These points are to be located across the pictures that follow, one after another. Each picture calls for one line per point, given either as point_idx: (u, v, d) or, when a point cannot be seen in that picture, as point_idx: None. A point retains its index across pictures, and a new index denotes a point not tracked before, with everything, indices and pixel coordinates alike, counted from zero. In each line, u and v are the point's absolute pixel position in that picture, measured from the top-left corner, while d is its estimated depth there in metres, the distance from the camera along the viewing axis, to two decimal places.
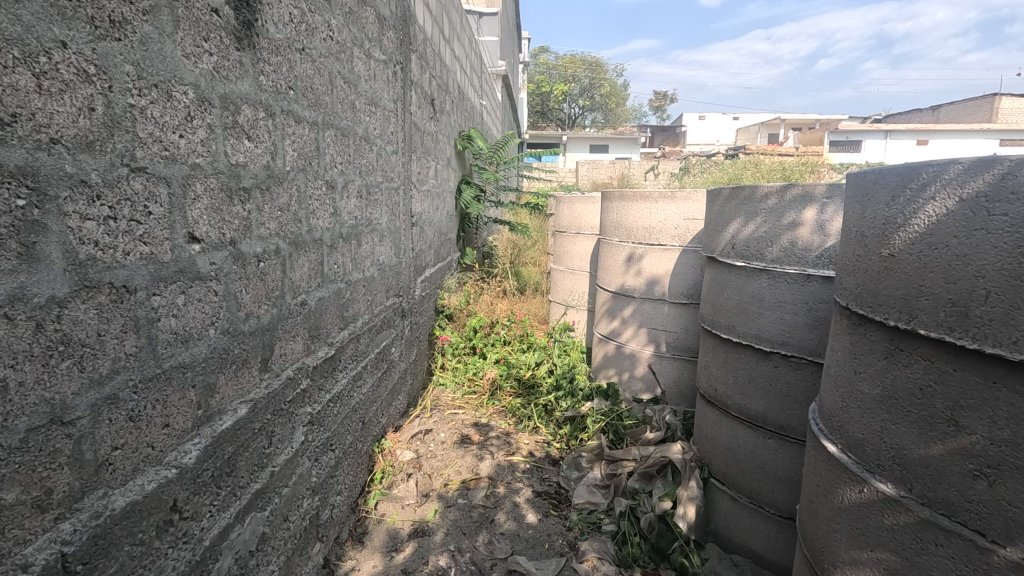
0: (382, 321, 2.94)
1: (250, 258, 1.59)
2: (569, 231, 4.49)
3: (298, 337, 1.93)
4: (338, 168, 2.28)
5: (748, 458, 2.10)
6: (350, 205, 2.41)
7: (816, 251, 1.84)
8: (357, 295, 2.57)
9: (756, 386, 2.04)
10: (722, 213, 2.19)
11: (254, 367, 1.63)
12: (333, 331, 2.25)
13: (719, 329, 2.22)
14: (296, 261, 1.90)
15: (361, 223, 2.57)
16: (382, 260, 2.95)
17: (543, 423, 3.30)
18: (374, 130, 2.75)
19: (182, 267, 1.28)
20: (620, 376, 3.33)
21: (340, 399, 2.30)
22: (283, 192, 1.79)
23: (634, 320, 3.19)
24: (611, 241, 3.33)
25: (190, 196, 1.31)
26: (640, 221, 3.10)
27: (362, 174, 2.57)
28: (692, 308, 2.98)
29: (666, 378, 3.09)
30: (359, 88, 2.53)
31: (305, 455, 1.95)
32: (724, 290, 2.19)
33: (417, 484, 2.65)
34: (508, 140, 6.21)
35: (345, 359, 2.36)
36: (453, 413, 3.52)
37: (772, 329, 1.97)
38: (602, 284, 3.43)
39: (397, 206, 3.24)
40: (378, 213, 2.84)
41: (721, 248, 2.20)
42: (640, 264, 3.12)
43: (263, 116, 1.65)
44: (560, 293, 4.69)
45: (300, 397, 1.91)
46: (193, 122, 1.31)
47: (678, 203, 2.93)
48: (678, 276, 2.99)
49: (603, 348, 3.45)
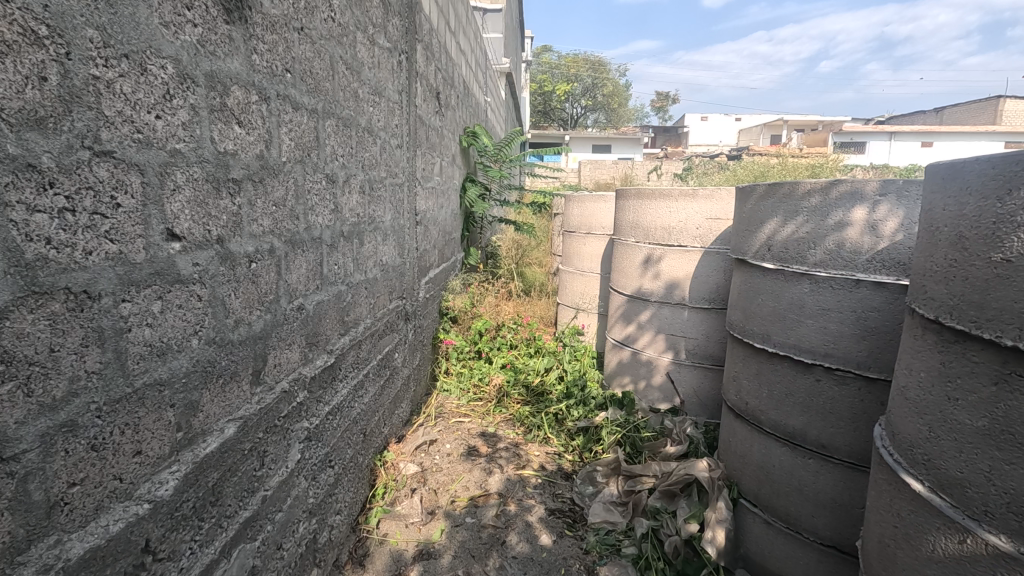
0: (384, 325, 2.77)
1: (240, 257, 1.41)
2: (579, 231, 4.31)
3: (295, 345, 1.76)
4: (339, 160, 2.10)
5: (785, 479, 1.92)
6: (351, 201, 2.24)
7: (867, 254, 1.66)
8: (358, 298, 2.39)
9: (795, 401, 1.87)
10: (756, 212, 2.02)
11: (244, 381, 1.46)
12: (332, 337, 2.08)
13: (751, 337, 2.04)
14: (293, 261, 1.73)
15: (363, 221, 2.40)
16: (385, 259, 2.78)
17: (553, 433, 3.13)
18: (378, 121, 2.58)
19: (159, 268, 1.11)
20: (634, 384, 3.15)
21: (340, 411, 2.12)
22: (278, 185, 1.61)
23: (651, 325, 3.01)
24: (626, 241, 3.15)
25: (168, 187, 1.13)
26: (659, 221, 2.93)
27: (365, 168, 2.40)
28: (714, 313, 2.80)
29: (686, 388, 2.92)
30: (363, 76, 2.36)
31: (301, 475, 1.78)
32: (757, 296, 2.02)
33: (422, 500, 2.48)
34: (514, 138, 6.03)
35: (345, 367, 2.19)
36: (459, 421, 3.35)
37: (814, 339, 1.80)
38: (617, 287, 3.25)
39: (401, 203, 3.07)
40: (381, 210, 2.67)
41: (755, 250, 2.03)
42: (658, 267, 2.95)
43: (256, 100, 1.47)
44: (568, 296, 4.52)
45: (296, 412, 1.74)
46: (173, 101, 1.14)
47: (700, 202, 2.76)
48: (700, 279, 2.81)
49: (617, 355, 3.28)
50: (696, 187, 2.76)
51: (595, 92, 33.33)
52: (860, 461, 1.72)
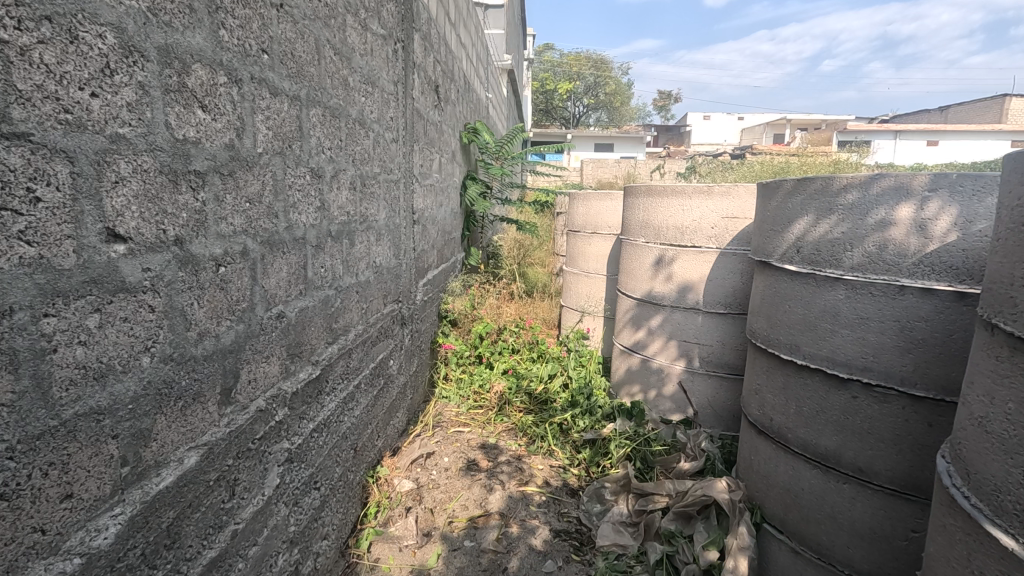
0: (378, 331, 2.59)
1: (204, 260, 1.23)
2: (584, 231, 4.13)
3: (273, 358, 1.58)
4: (326, 154, 1.92)
5: (816, 505, 1.75)
6: (340, 198, 2.06)
7: (913, 257, 1.48)
8: (348, 303, 2.22)
9: (827, 419, 1.68)
10: (782, 211, 1.84)
11: (210, 402, 1.28)
12: (318, 347, 1.90)
13: (777, 347, 1.86)
14: (271, 264, 1.55)
15: (354, 220, 2.22)
16: (378, 261, 2.60)
17: (558, 445, 2.96)
18: (370, 112, 2.40)
19: (96, 275, 0.93)
20: (644, 393, 2.97)
21: (327, 428, 1.95)
22: (253, 180, 1.44)
23: (662, 331, 2.83)
24: (636, 242, 2.97)
25: (109, 179, 0.96)
26: (671, 220, 2.75)
27: (355, 163, 2.22)
28: (731, 319, 2.62)
29: (699, 398, 2.74)
30: (354, 63, 2.18)
31: (280, 502, 1.60)
32: (784, 302, 1.83)
33: (417, 521, 2.30)
34: (516, 134, 5.85)
35: (333, 380, 2.01)
36: (458, 432, 3.18)
37: (851, 351, 1.61)
38: (625, 290, 3.07)
39: (396, 201, 2.89)
40: (374, 208, 2.49)
41: (781, 252, 1.84)
42: (671, 269, 2.76)
43: (224, 82, 1.29)
44: (572, 299, 4.34)
45: (274, 432, 1.56)
46: (115, 77, 0.96)
47: (716, 199, 2.58)
48: (715, 282, 2.64)
49: (625, 362, 3.09)
50: (711, 184, 2.59)
51: (598, 90, 33.13)
52: (904, 488, 1.55)
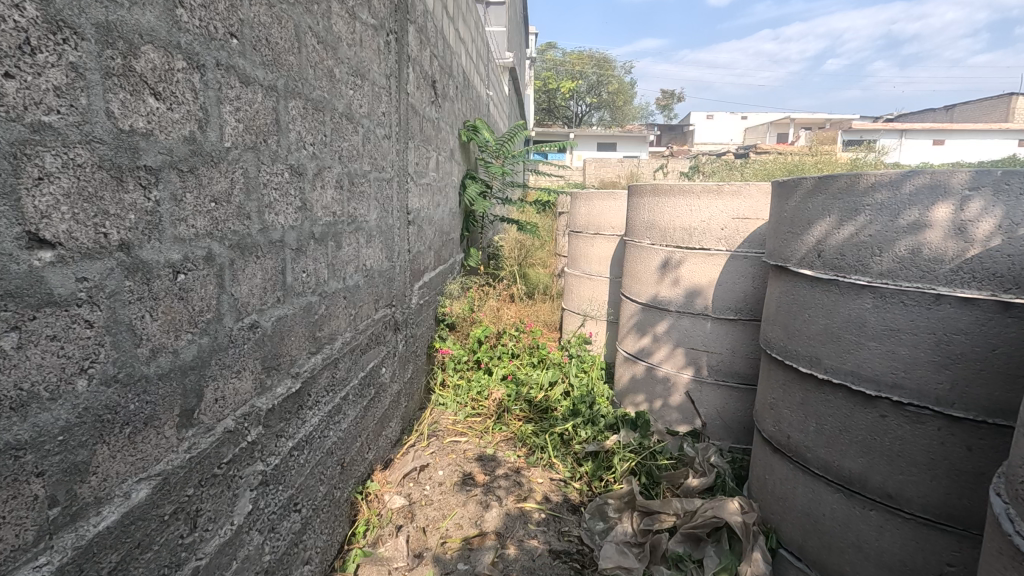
0: (369, 338, 2.46)
1: (158, 267, 1.10)
2: (587, 231, 3.98)
3: (246, 372, 1.45)
4: (308, 149, 1.78)
5: (839, 533, 1.61)
6: (324, 197, 1.93)
7: (951, 263, 1.34)
8: (335, 309, 2.08)
9: (852, 439, 1.54)
10: (801, 211, 1.69)
11: (167, 426, 1.14)
12: (298, 358, 1.76)
13: (795, 360, 1.71)
14: (242, 270, 1.41)
15: (340, 220, 2.08)
16: (369, 264, 2.46)
17: (559, 457, 2.81)
18: (359, 106, 2.27)
19: (9, 287, 0.80)
20: (649, 402, 2.83)
21: (309, 444, 1.81)
22: (219, 177, 1.30)
23: (668, 338, 2.69)
24: (641, 243, 2.82)
25: (28, 174, 0.82)
26: (678, 220, 2.60)
27: (342, 160, 2.08)
28: (742, 325, 2.48)
29: (708, 409, 2.60)
30: (340, 53, 2.04)
31: (254, 529, 1.46)
32: (804, 311, 1.68)
33: (408, 541, 2.17)
34: (517, 132, 5.71)
35: (316, 392, 1.87)
36: (454, 442, 3.04)
37: (879, 366, 1.47)
38: (630, 293, 2.92)
39: (389, 201, 2.75)
40: (363, 208, 2.35)
41: (800, 256, 1.70)
42: (677, 272, 2.62)
43: (183, 66, 1.16)
44: (574, 302, 4.19)
45: (246, 454, 1.42)
46: (37, 56, 0.83)
47: (726, 199, 2.44)
48: (725, 286, 2.50)
49: (629, 369, 2.95)
50: (721, 182, 2.45)
51: (600, 89, 32.95)
52: (939, 517, 1.41)
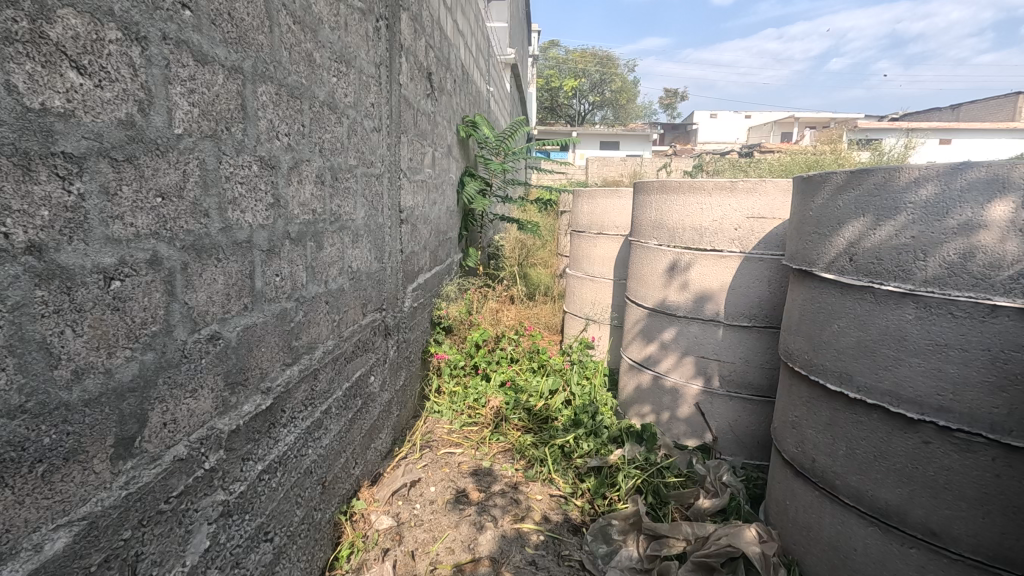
0: (355, 345, 2.29)
1: (82, 274, 0.93)
2: (589, 231, 3.81)
3: (204, 390, 1.28)
4: (282, 140, 1.61)
5: (873, 571, 1.44)
6: (302, 193, 1.76)
7: (1010, 269, 1.16)
8: (315, 316, 1.91)
9: (889, 467, 1.37)
10: (829, 210, 1.52)
11: (97, 459, 0.98)
12: (270, 371, 1.59)
13: (821, 375, 1.54)
14: (199, 275, 1.25)
15: (320, 219, 1.91)
16: (355, 265, 2.29)
17: (560, 472, 2.64)
18: (344, 95, 2.10)
19: None
20: (655, 414, 2.65)
21: (282, 466, 1.64)
22: (169, 168, 1.13)
23: (676, 346, 2.51)
24: (647, 244, 2.65)
25: None
26: (688, 220, 2.43)
27: (323, 153, 1.91)
28: (756, 333, 2.31)
29: (719, 422, 2.42)
30: (321, 36, 1.87)
31: (213, 568, 1.30)
32: (832, 321, 1.51)
33: (395, 566, 2.00)
34: (518, 128, 5.53)
35: (291, 408, 1.70)
36: (448, 454, 2.87)
37: (923, 387, 1.29)
38: (635, 298, 2.75)
39: (379, 199, 2.58)
40: (348, 205, 2.17)
41: (828, 260, 1.52)
42: (686, 275, 2.44)
43: (119, 37, 0.99)
44: (576, 305, 4.01)
45: (203, 483, 1.26)
46: None
47: (739, 197, 2.27)
48: (738, 290, 2.32)
49: (634, 378, 2.77)
50: (734, 179, 2.28)
51: (603, 88, 32.73)
52: (992, 560, 1.23)
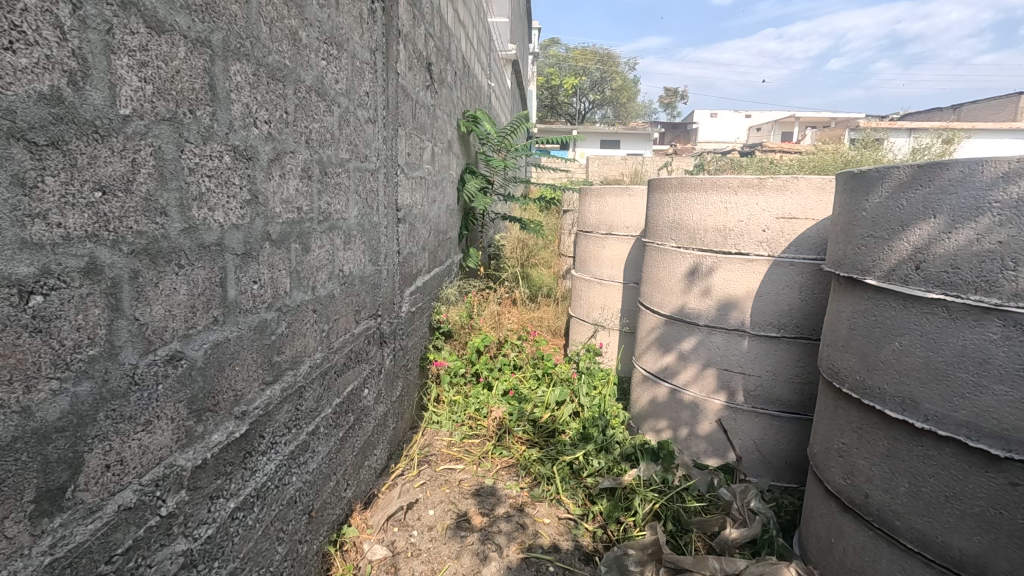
0: (347, 357, 2.09)
1: None
2: (597, 231, 3.61)
3: (161, 421, 1.08)
4: (260, 129, 1.41)
5: None
6: (284, 189, 1.55)
7: None
8: (301, 326, 1.71)
9: (965, 511, 1.17)
10: (889, 210, 1.32)
11: (8, 523, 0.78)
12: (246, 393, 1.39)
13: (877, 399, 1.35)
14: (156, 285, 1.05)
15: (306, 218, 1.70)
16: (347, 269, 2.09)
17: (569, 492, 2.45)
18: (335, 81, 1.89)
19: None
20: (672, 430, 2.45)
21: (261, 500, 1.44)
22: (113, 156, 0.93)
23: (697, 357, 2.31)
24: (664, 246, 2.45)
25: None
26: (710, 220, 2.23)
27: (310, 144, 1.71)
28: (785, 344, 2.12)
29: (743, 441, 2.23)
30: (308, 13, 1.67)
31: None
32: (892, 338, 1.31)
33: None
34: (520, 124, 5.32)
35: (271, 432, 1.50)
36: (448, 471, 2.68)
37: (1010, 419, 1.10)
38: (650, 304, 2.55)
39: (373, 196, 2.38)
40: (338, 203, 1.97)
41: (887, 268, 1.33)
42: (709, 281, 2.24)
43: None
44: (582, 310, 3.82)
45: (158, 533, 1.06)
46: None
47: (768, 195, 2.08)
48: (766, 297, 2.13)
49: (648, 390, 2.58)
50: (761, 175, 2.08)
51: (604, 86, 32.53)
52: None
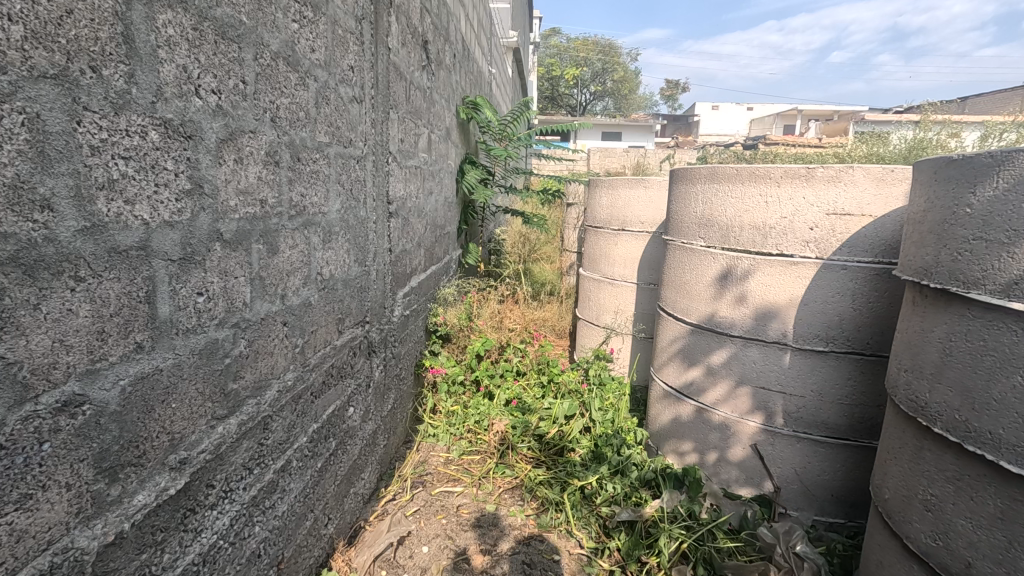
0: (328, 373, 1.80)
1: None
2: (609, 227, 3.32)
3: (48, 491, 0.80)
4: (206, 100, 1.11)
5: None
6: (242, 177, 1.26)
7: None
8: (267, 343, 1.42)
9: None
10: (1010, 208, 1.04)
11: None
12: (188, 435, 1.10)
13: (985, 448, 1.07)
14: (34, 307, 0.76)
15: (272, 212, 1.41)
16: (327, 272, 1.80)
17: (580, 522, 2.18)
18: (310, 49, 1.59)
19: None
20: (699, 454, 2.17)
21: (210, 565, 1.16)
22: None
23: (729, 373, 2.03)
24: (691, 246, 2.16)
25: None
26: (747, 217, 1.94)
27: (277, 123, 1.41)
28: (834, 361, 1.83)
29: (782, 469, 1.96)
30: None
31: None
32: (1009, 372, 1.03)
33: None
34: (523, 112, 4.98)
35: (225, 480, 1.22)
36: (444, 493, 2.40)
37: None
38: (673, 310, 2.27)
39: (359, 186, 2.08)
40: (315, 194, 1.67)
41: (1004, 280, 1.05)
42: (744, 286, 1.95)
43: None
44: (591, 312, 3.53)
45: None
46: None
47: (817, 188, 1.79)
48: (812, 306, 1.84)
49: (670, 408, 2.30)
50: (809, 165, 1.79)
51: (605, 77, 32.08)
52: None
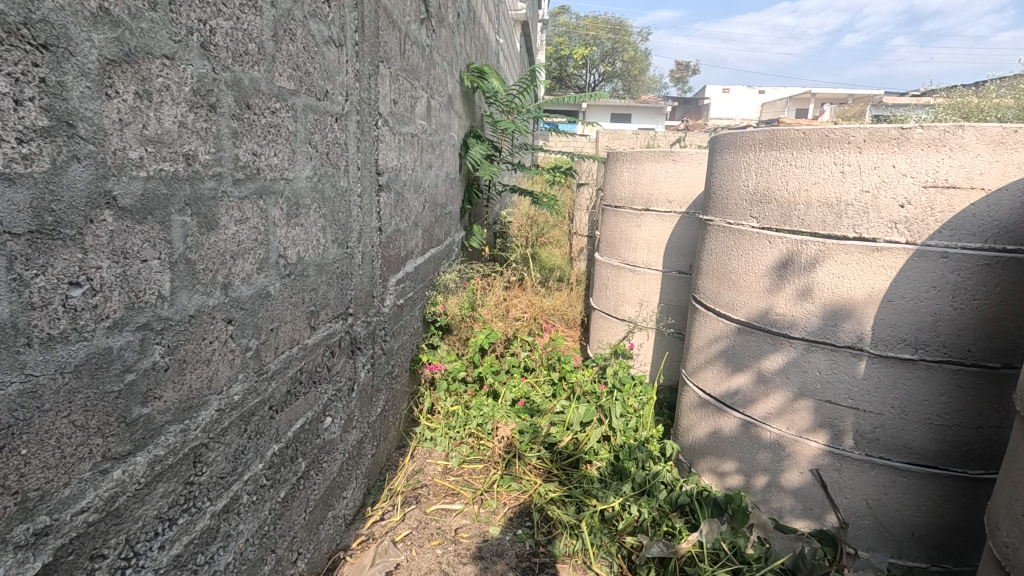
0: (296, 379, 1.45)
1: None
2: (632, 207, 2.94)
3: None
4: None
5: None
6: (149, 118, 0.89)
7: None
8: (203, 347, 1.07)
9: None
10: None
11: None
12: (54, 490, 0.75)
13: None
14: None
15: (205, 174, 1.05)
16: (294, 254, 1.44)
17: (598, 552, 1.85)
18: None
19: None
20: (744, 476, 1.83)
21: None
22: None
23: (786, 382, 1.67)
24: (741, 227, 1.78)
25: None
26: (816, 191, 1.56)
27: (211, 52, 1.05)
28: (925, 372, 1.47)
29: (849, 501, 1.61)
30: None
31: None
32: None
33: None
34: (533, 82, 4.55)
35: (126, 541, 0.88)
36: (441, 511, 2.07)
37: None
38: (716, 304, 1.90)
39: (340, 151, 1.71)
40: (273, 154, 1.30)
41: None
42: (810, 278, 1.58)
43: None
44: (610, 302, 3.16)
45: None
46: None
47: (914, 153, 1.41)
48: (901, 304, 1.46)
49: (709, 420, 1.94)
50: (904, 124, 1.41)
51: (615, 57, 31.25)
52: None
